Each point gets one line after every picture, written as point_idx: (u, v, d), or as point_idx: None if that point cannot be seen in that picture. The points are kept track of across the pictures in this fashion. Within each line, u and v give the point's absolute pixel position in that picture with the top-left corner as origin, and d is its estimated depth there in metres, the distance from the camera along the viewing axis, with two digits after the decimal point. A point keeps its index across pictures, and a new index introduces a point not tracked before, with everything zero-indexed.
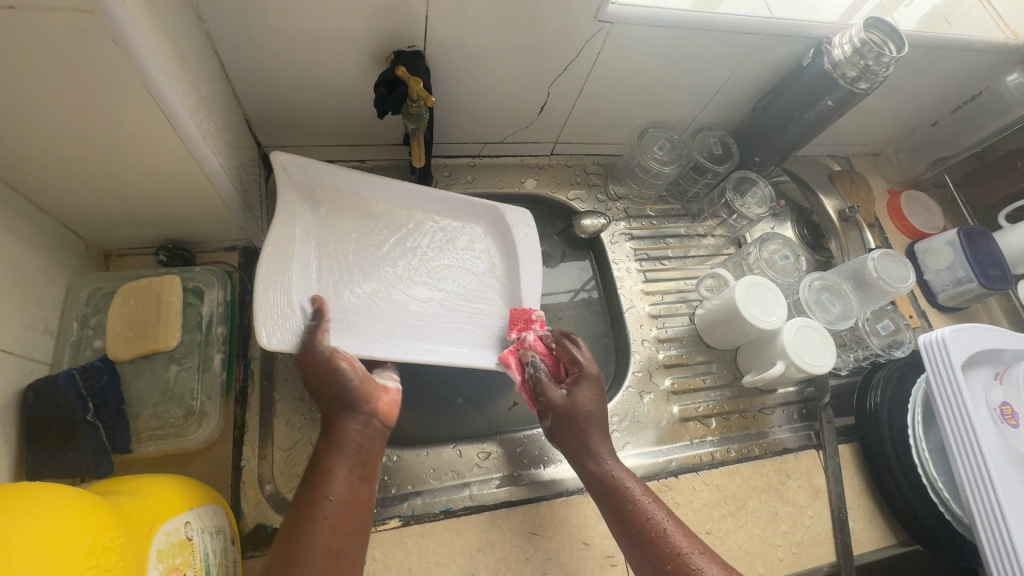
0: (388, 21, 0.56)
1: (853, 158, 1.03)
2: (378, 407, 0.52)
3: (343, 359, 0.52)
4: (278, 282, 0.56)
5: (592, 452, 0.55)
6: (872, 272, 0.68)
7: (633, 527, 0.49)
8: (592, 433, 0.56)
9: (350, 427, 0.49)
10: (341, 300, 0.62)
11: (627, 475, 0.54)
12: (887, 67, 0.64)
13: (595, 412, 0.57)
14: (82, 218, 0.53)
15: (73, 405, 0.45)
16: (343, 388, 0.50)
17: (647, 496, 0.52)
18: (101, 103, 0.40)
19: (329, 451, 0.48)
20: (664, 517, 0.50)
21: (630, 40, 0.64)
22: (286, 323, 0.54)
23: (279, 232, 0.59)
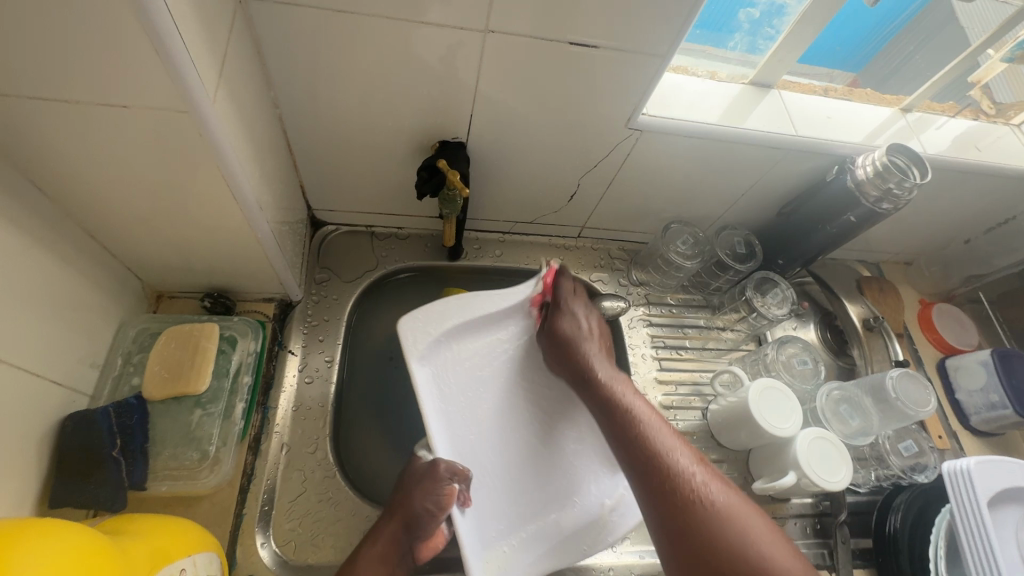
0: (437, 116, 0.62)
1: (883, 265, 1.03)
2: (420, 547, 0.56)
3: (445, 496, 0.56)
4: (425, 318, 0.66)
5: (590, 362, 0.65)
6: (890, 392, 0.67)
7: (622, 431, 0.58)
8: (589, 349, 0.66)
9: (391, 551, 0.55)
10: (469, 382, 0.68)
11: (629, 389, 0.63)
12: (911, 191, 0.67)
13: (579, 329, 0.67)
14: (143, 263, 0.59)
15: (102, 439, 0.49)
16: (413, 513, 0.55)
17: (641, 402, 0.61)
18: (178, 179, 0.47)
19: (364, 564, 0.53)
20: (653, 418, 0.58)
21: (658, 146, 0.69)
22: (415, 342, 0.64)
23: (456, 303, 0.68)
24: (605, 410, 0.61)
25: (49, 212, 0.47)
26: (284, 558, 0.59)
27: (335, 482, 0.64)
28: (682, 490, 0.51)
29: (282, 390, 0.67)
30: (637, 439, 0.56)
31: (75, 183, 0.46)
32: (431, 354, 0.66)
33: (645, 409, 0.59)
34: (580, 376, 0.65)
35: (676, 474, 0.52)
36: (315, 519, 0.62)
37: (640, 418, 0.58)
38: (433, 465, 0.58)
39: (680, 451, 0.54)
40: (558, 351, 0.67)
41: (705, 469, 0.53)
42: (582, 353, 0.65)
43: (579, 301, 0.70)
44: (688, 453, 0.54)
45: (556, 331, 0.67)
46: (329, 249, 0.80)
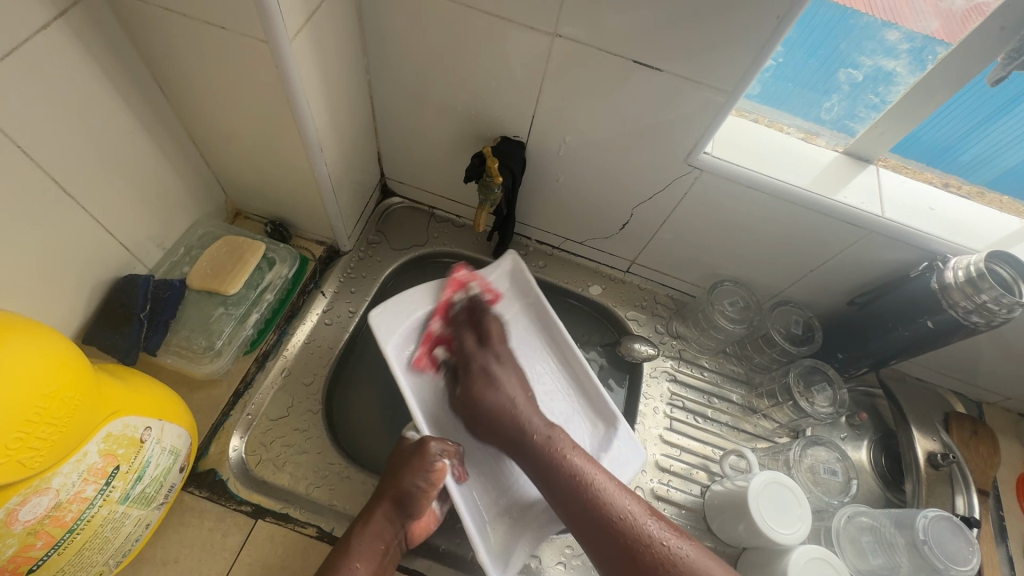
0: (502, 112, 0.66)
1: (986, 406, 0.86)
2: (412, 526, 0.58)
3: (436, 472, 0.58)
4: (401, 307, 0.66)
5: (524, 426, 0.61)
6: (919, 531, 0.55)
7: (569, 496, 0.56)
8: (518, 409, 0.62)
9: (384, 527, 0.57)
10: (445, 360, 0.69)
11: (566, 439, 0.60)
12: (1011, 310, 0.56)
13: (502, 393, 0.64)
14: (228, 178, 0.70)
15: (136, 302, 0.56)
16: (404, 491, 0.57)
17: (581, 458, 0.58)
18: (258, 104, 0.55)
19: (360, 537, 0.56)
20: (592, 471, 0.57)
21: (718, 192, 0.66)
22: (386, 328, 0.64)
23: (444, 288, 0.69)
24: (544, 476, 0.58)
25: (164, 110, 0.58)
26: (247, 467, 0.63)
27: (315, 418, 0.68)
28: (642, 548, 0.52)
29: (302, 322, 0.74)
30: (584, 503, 0.55)
31: (185, 89, 0.56)
32: (408, 337, 0.66)
33: (586, 463, 0.57)
34: (513, 444, 0.61)
35: (636, 537, 0.52)
36: (285, 443, 0.66)
37: (583, 478, 0.56)
38: (422, 445, 0.60)
39: (637, 510, 0.54)
40: (490, 419, 0.63)
41: (662, 523, 0.54)
42: (512, 416, 0.62)
43: (494, 334, 0.69)
44: (641, 506, 0.55)
45: (480, 392, 0.64)
46: (389, 218, 0.87)
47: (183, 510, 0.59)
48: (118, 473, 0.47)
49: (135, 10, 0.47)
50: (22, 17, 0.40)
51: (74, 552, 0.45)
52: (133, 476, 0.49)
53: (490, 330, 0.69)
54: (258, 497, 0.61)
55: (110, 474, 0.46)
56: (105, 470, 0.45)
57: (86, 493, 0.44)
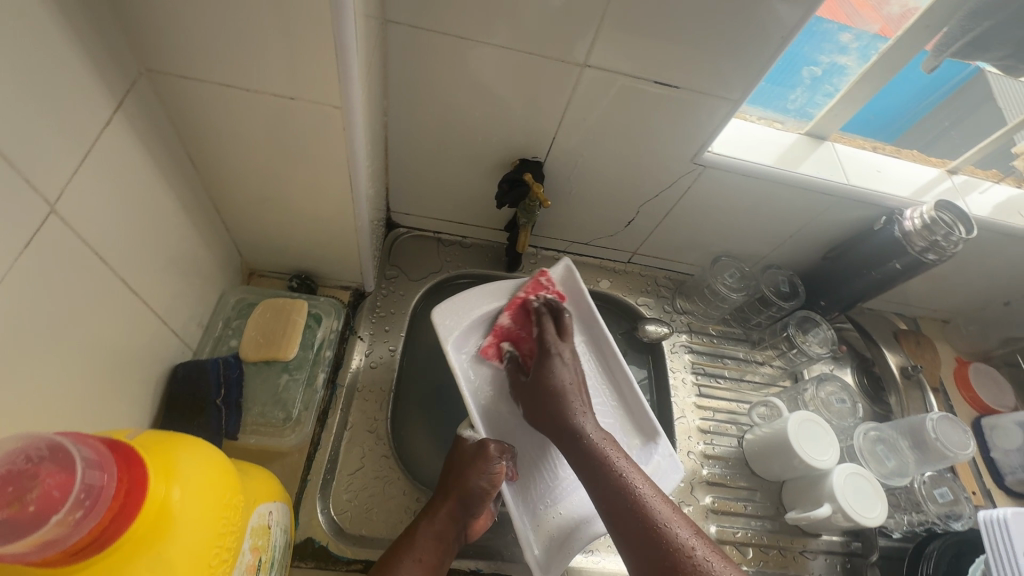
0: (521, 137, 0.70)
1: (920, 320, 1.05)
2: (472, 524, 0.59)
3: (496, 474, 0.58)
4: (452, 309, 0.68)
5: (575, 422, 0.58)
6: (929, 432, 0.69)
7: (614, 505, 0.51)
8: (573, 403, 0.60)
9: (448, 525, 0.57)
10: (499, 366, 0.70)
11: (614, 446, 0.56)
12: (956, 245, 0.71)
13: (572, 383, 0.62)
14: (249, 240, 0.67)
15: (209, 390, 0.54)
16: (470, 490, 0.57)
17: (626, 462, 0.55)
18: (310, 163, 0.54)
19: (423, 533, 0.55)
20: (641, 481, 0.52)
21: (716, 182, 0.75)
22: (449, 323, 0.67)
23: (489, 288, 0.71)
24: (586, 468, 0.55)
25: (194, 182, 0.55)
26: (341, 526, 0.62)
27: (391, 462, 0.68)
28: (667, 555, 0.46)
29: (350, 370, 0.73)
30: (614, 492, 0.52)
31: (222, 158, 0.53)
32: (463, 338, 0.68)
33: (632, 468, 0.54)
34: (564, 437, 0.59)
35: (663, 546, 0.46)
36: (370, 494, 0.65)
37: (626, 480, 0.52)
38: (483, 446, 0.60)
39: (672, 522, 0.48)
40: (547, 405, 0.61)
41: (698, 536, 0.47)
42: (559, 395, 0.61)
43: (556, 342, 0.66)
44: (681, 520, 0.49)
45: (549, 368, 0.63)
46: (398, 250, 0.87)
47: None
48: (262, 564, 0.46)
49: (184, 88, 0.45)
50: (94, 116, 0.38)
51: None
52: (270, 564, 0.48)
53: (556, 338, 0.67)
54: (366, 553, 0.61)
55: (258, 567, 0.45)
56: (255, 565, 0.44)
57: None
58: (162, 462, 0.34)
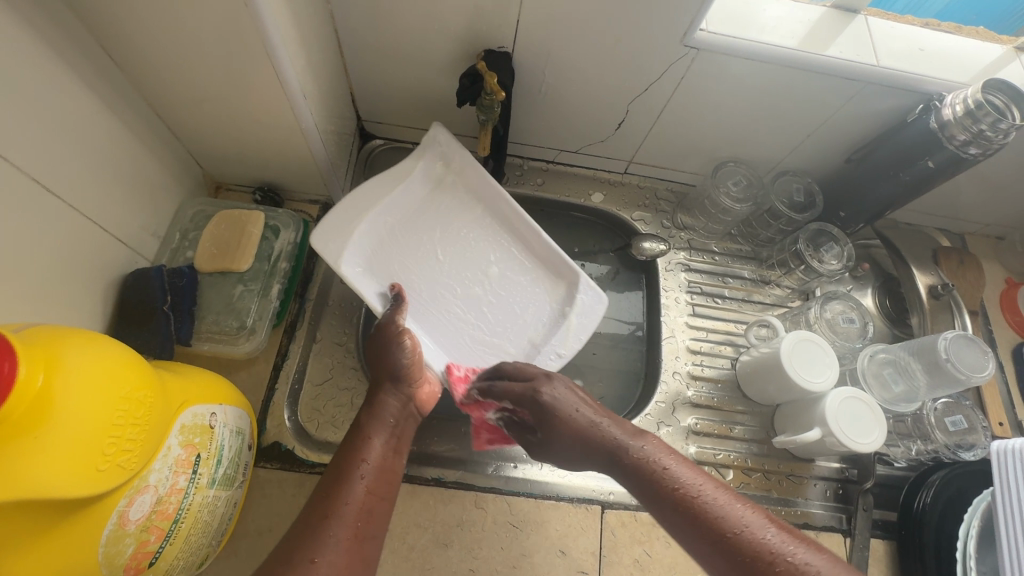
0: (482, 23, 0.62)
1: (968, 237, 0.92)
2: (417, 394, 0.57)
3: (410, 346, 0.57)
4: (335, 223, 0.61)
5: (613, 438, 0.50)
6: (941, 353, 0.62)
7: (681, 522, 0.43)
8: (598, 420, 0.52)
9: (386, 406, 0.53)
10: (392, 257, 0.66)
11: (660, 445, 0.49)
12: (1006, 134, 0.59)
13: (565, 393, 0.54)
14: (202, 149, 0.65)
15: (155, 295, 0.55)
16: (392, 367, 0.56)
17: (683, 466, 0.46)
18: (228, 54, 0.50)
19: (371, 419, 0.52)
20: (706, 483, 0.44)
21: (715, 70, 0.64)
22: (334, 244, 0.60)
23: (367, 191, 0.65)
24: (643, 494, 0.46)
25: (118, 82, 0.52)
26: (307, 432, 0.64)
27: (359, 374, 0.68)
28: (756, 561, 0.38)
29: (319, 285, 0.72)
30: (680, 513, 0.43)
31: (138, 54, 0.50)
32: (354, 252, 0.62)
33: (688, 472, 0.45)
34: (599, 458, 0.50)
35: (753, 555, 0.38)
36: (337, 403, 0.66)
37: (688, 491, 0.43)
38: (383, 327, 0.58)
39: (753, 523, 0.40)
40: (575, 443, 0.52)
41: (784, 533, 0.39)
42: (585, 430, 0.51)
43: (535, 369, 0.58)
44: (759, 516, 0.41)
45: (548, 408, 0.53)
46: (374, 163, 0.83)
47: (258, 484, 0.60)
48: (201, 461, 0.47)
49: None
50: None
51: (183, 540, 0.46)
52: (213, 460, 0.49)
53: (521, 370, 0.58)
54: (329, 457, 0.62)
55: (195, 463, 0.46)
56: (189, 461, 0.45)
57: (180, 484, 0.44)
58: (44, 354, 0.33)
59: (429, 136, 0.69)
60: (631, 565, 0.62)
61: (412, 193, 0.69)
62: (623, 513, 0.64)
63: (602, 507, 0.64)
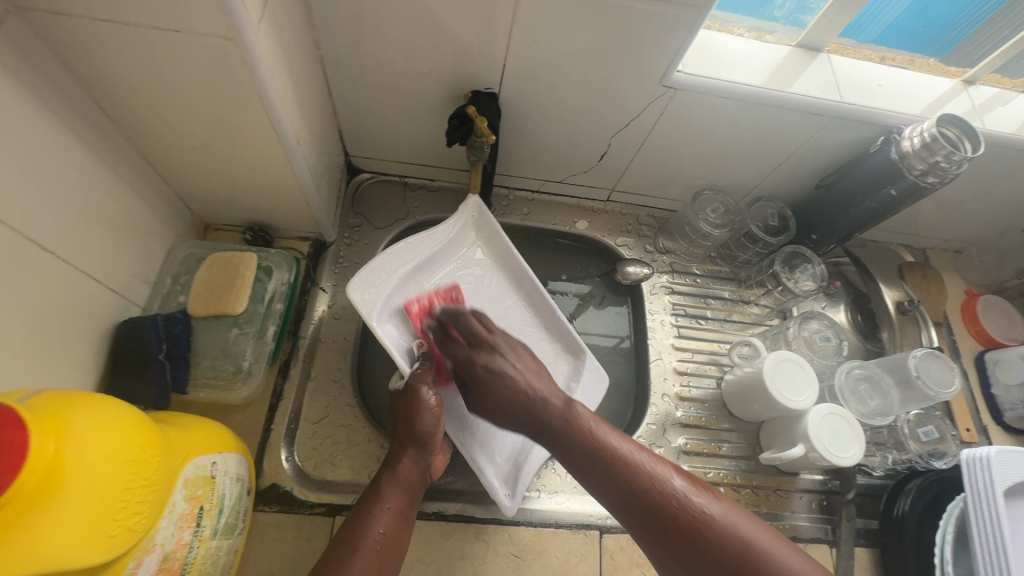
0: (470, 66, 0.64)
1: (929, 252, 0.98)
2: (433, 462, 0.58)
3: (436, 410, 0.58)
4: (371, 275, 0.62)
5: (544, 404, 0.55)
6: (911, 370, 0.66)
7: (602, 475, 0.50)
8: (535, 387, 0.56)
9: (405, 472, 0.55)
10: (424, 319, 0.66)
11: (587, 413, 0.55)
12: (959, 165, 0.63)
13: (517, 369, 0.57)
14: (192, 193, 0.65)
15: (150, 344, 0.55)
16: (417, 432, 0.57)
17: (606, 430, 0.53)
18: (224, 106, 0.51)
19: (389, 484, 0.54)
20: (632, 450, 0.51)
21: (692, 107, 0.68)
22: (369, 293, 0.61)
23: (401, 246, 0.65)
24: (569, 457, 0.52)
25: (108, 132, 0.52)
26: (305, 472, 0.64)
27: (356, 410, 0.68)
28: (666, 507, 0.47)
29: (312, 322, 0.72)
30: (605, 473, 0.50)
31: (132, 106, 0.51)
32: (387, 308, 0.63)
33: (608, 433, 0.53)
34: (538, 430, 0.55)
35: (668, 506, 0.47)
36: (334, 441, 0.66)
37: (610, 453, 0.51)
38: (411, 388, 0.57)
39: (665, 475, 0.49)
40: (503, 407, 0.56)
41: (692, 483, 0.49)
42: (526, 400, 0.55)
43: (489, 336, 0.60)
44: (667, 467, 0.50)
45: (489, 379, 0.56)
46: (362, 196, 0.84)
47: (257, 528, 0.60)
48: (204, 512, 0.47)
49: (63, 28, 0.42)
50: None
51: None
52: (216, 510, 0.49)
53: (478, 333, 0.60)
54: (328, 497, 0.62)
55: (198, 515, 0.46)
56: (192, 514, 0.45)
57: (184, 538, 0.44)
58: (53, 422, 0.33)
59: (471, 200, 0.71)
60: None
61: (446, 255, 0.70)
62: (620, 536, 0.66)
63: (601, 531, 0.66)
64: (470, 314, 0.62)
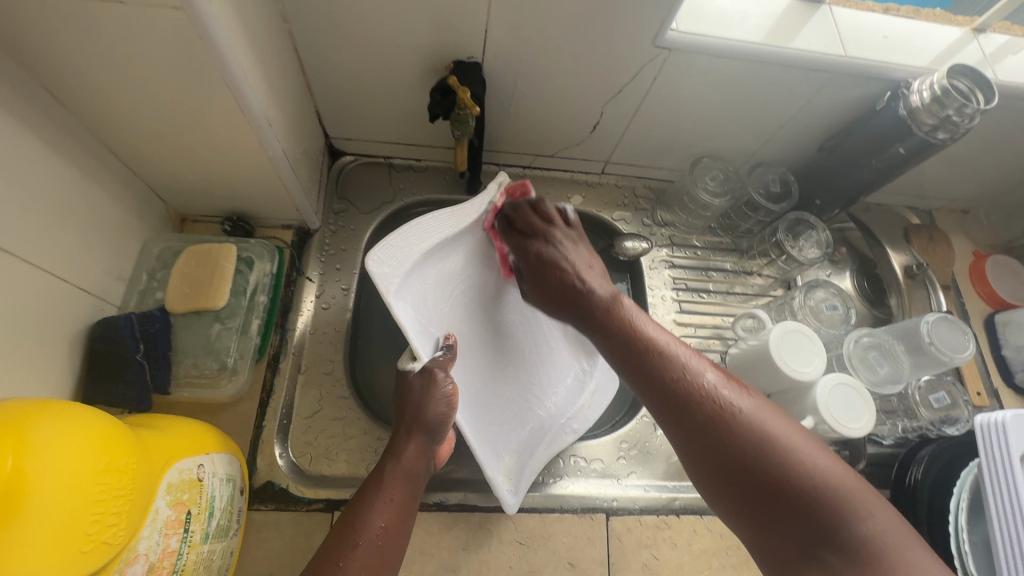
0: (450, 35, 0.60)
1: (935, 213, 0.95)
2: (435, 447, 0.55)
3: (453, 396, 0.53)
4: (393, 250, 0.53)
5: (582, 288, 0.50)
6: (924, 336, 0.64)
7: (637, 359, 0.43)
8: (584, 277, 0.51)
9: (411, 463, 0.51)
10: (438, 307, 0.60)
11: (632, 305, 0.49)
12: (971, 119, 0.60)
13: (569, 255, 0.53)
14: (163, 183, 0.61)
15: (126, 344, 0.52)
16: (426, 419, 0.53)
17: (652, 325, 0.46)
18: (184, 86, 0.47)
19: (392, 473, 0.50)
20: (664, 336, 0.45)
21: (687, 69, 0.64)
22: (390, 269, 0.52)
23: (427, 219, 0.57)
24: (603, 339, 0.47)
25: (63, 120, 0.49)
26: (301, 468, 0.62)
27: (350, 402, 0.66)
28: (698, 403, 0.40)
29: (300, 314, 0.69)
30: (641, 363, 0.43)
31: (84, 91, 0.47)
32: (405, 287, 0.54)
33: (661, 333, 0.45)
34: (574, 309, 0.50)
35: (693, 393, 0.40)
36: (329, 435, 0.64)
37: (650, 343, 0.44)
38: (427, 372, 0.53)
39: (699, 369, 0.42)
40: (552, 289, 0.52)
41: (731, 384, 0.41)
42: (571, 286, 0.51)
43: (544, 224, 0.57)
44: (709, 366, 0.43)
45: (546, 253, 0.54)
46: (346, 180, 0.80)
47: (253, 529, 0.58)
48: (192, 517, 0.45)
49: None
50: None
51: None
52: (206, 514, 0.47)
53: (535, 227, 0.57)
54: (325, 492, 0.60)
55: (186, 521, 0.44)
56: (179, 520, 0.43)
57: (171, 546, 0.42)
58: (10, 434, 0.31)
59: (499, 180, 0.63)
60: (640, 569, 0.62)
61: (472, 238, 0.63)
62: (627, 518, 0.64)
63: (607, 514, 0.64)
64: (534, 204, 0.59)
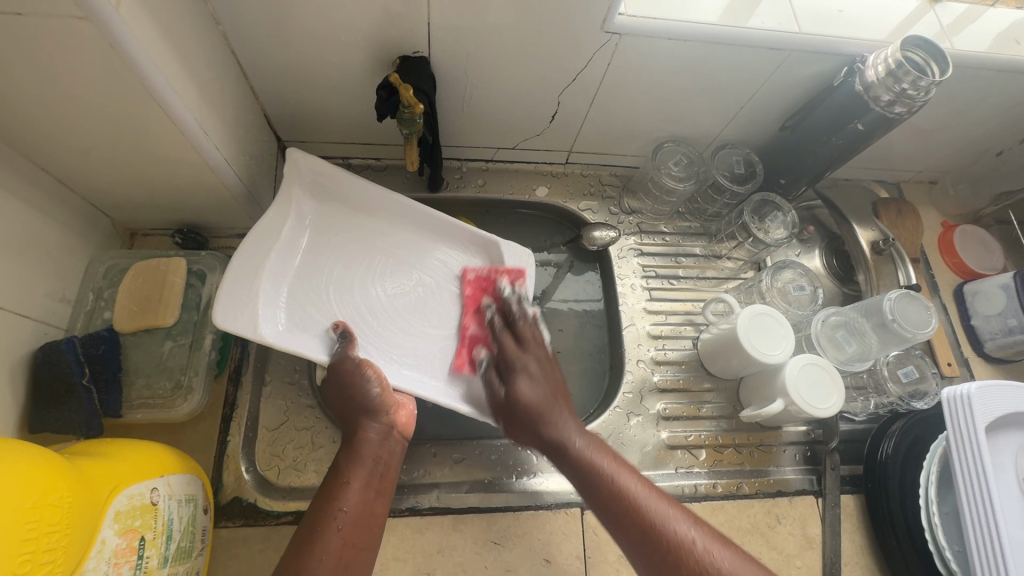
0: (391, 30, 0.58)
1: (904, 185, 0.95)
2: (395, 416, 0.54)
3: (373, 374, 0.55)
4: (237, 287, 0.54)
5: (558, 433, 0.53)
6: (887, 314, 0.63)
7: (618, 523, 0.46)
8: (555, 416, 0.55)
9: (369, 445, 0.51)
10: (319, 295, 0.62)
11: (599, 448, 0.52)
12: (928, 91, 0.59)
13: (540, 392, 0.57)
14: (105, 199, 0.59)
15: (71, 368, 0.51)
16: (361, 402, 0.53)
17: (615, 465, 0.50)
18: (106, 98, 0.45)
19: (351, 458, 0.50)
20: (630, 478, 0.48)
21: (640, 53, 0.62)
22: (244, 308, 0.54)
23: (255, 237, 0.58)
24: (579, 479, 0.50)
25: None
26: (268, 481, 0.61)
27: (316, 412, 0.65)
28: (683, 567, 0.42)
29: None
30: (621, 509, 0.46)
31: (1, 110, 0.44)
32: (267, 313, 0.57)
33: (620, 468, 0.49)
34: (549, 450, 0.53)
35: (676, 547, 0.43)
36: (297, 446, 0.63)
37: (619, 489, 0.47)
38: (340, 363, 0.55)
39: (678, 521, 0.44)
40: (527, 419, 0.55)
41: (705, 532, 0.44)
42: (538, 413, 0.55)
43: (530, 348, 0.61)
44: (684, 515, 0.45)
45: (513, 382, 0.58)
46: None
47: (221, 546, 0.57)
48: (147, 543, 0.44)
49: None
50: None
51: None
52: (163, 538, 0.46)
53: (526, 341, 0.62)
54: (295, 504, 0.60)
55: (139, 548, 0.43)
56: (130, 547, 0.42)
57: (123, 575, 0.41)
58: None
59: (292, 161, 0.63)
60: (617, 561, 0.62)
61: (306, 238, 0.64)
62: None
63: (582, 508, 0.64)
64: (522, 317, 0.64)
